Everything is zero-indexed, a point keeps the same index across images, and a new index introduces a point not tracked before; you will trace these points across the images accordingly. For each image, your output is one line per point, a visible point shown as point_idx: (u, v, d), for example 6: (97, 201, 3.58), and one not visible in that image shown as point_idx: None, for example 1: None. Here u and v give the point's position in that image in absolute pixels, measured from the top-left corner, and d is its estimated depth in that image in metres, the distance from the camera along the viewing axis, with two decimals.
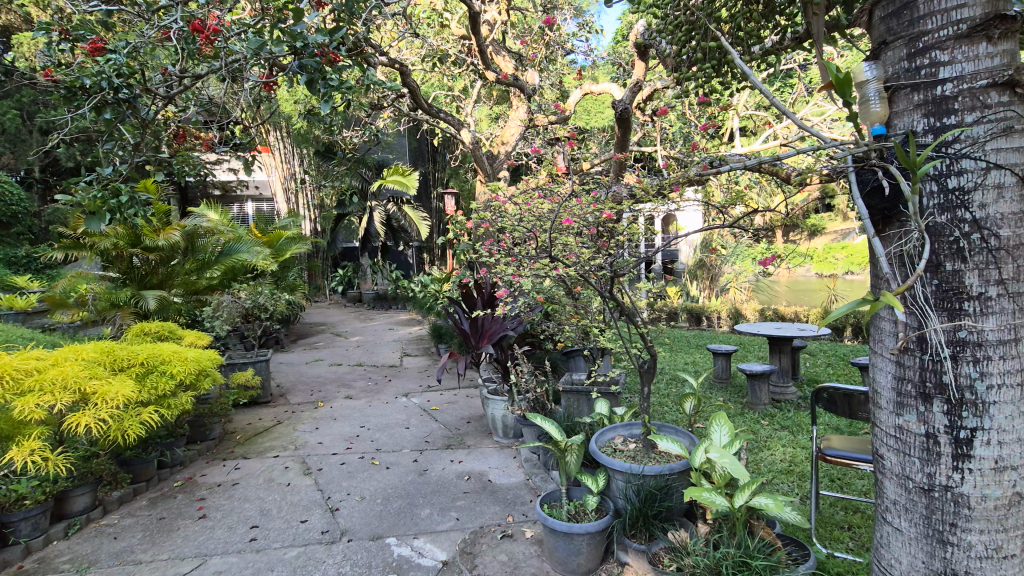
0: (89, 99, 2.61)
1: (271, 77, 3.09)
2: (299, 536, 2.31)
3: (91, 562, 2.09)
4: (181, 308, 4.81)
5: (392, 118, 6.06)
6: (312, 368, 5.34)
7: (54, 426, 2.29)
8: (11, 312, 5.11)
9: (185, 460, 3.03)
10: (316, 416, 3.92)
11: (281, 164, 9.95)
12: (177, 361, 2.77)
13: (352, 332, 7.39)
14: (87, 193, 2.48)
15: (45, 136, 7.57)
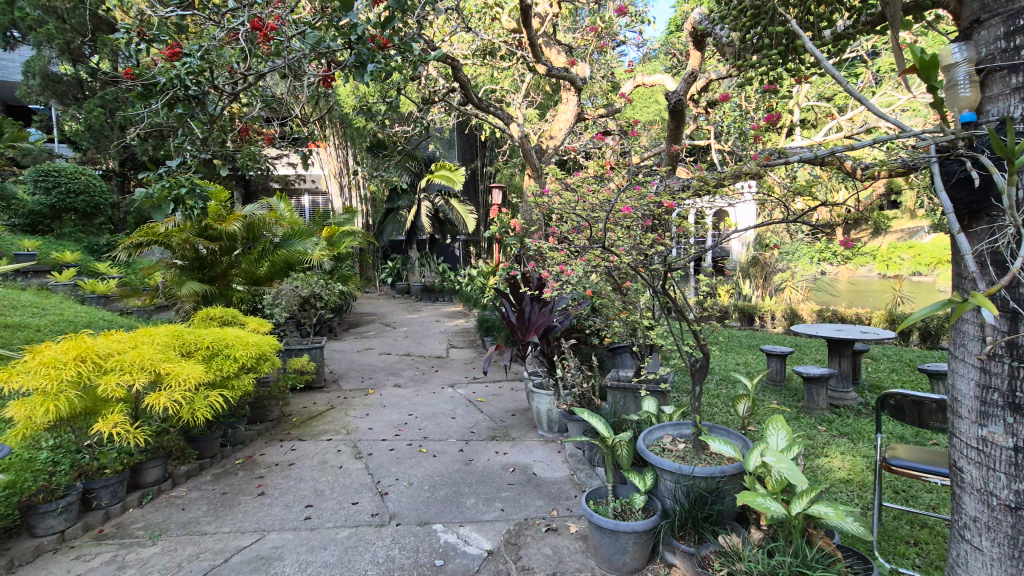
0: (163, 97, 2.76)
1: (328, 73, 3.19)
2: (351, 518, 2.39)
3: (161, 530, 2.24)
4: (243, 295, 5.05)
5: (442, 113, 6.13)
6: (362, 357, 5.50)
7: (132, 403, 2.46)
8: (94, 295, 5.51)
9: (245, 439, 3.19)
10: (367, 403, 4.04)
11: (333, 161, 10.35)
12: (240, 346, 2.92)
13: (400, 323, 7.55)
14: (159, 185, 2.65)
15: (125, 132, 8.10)
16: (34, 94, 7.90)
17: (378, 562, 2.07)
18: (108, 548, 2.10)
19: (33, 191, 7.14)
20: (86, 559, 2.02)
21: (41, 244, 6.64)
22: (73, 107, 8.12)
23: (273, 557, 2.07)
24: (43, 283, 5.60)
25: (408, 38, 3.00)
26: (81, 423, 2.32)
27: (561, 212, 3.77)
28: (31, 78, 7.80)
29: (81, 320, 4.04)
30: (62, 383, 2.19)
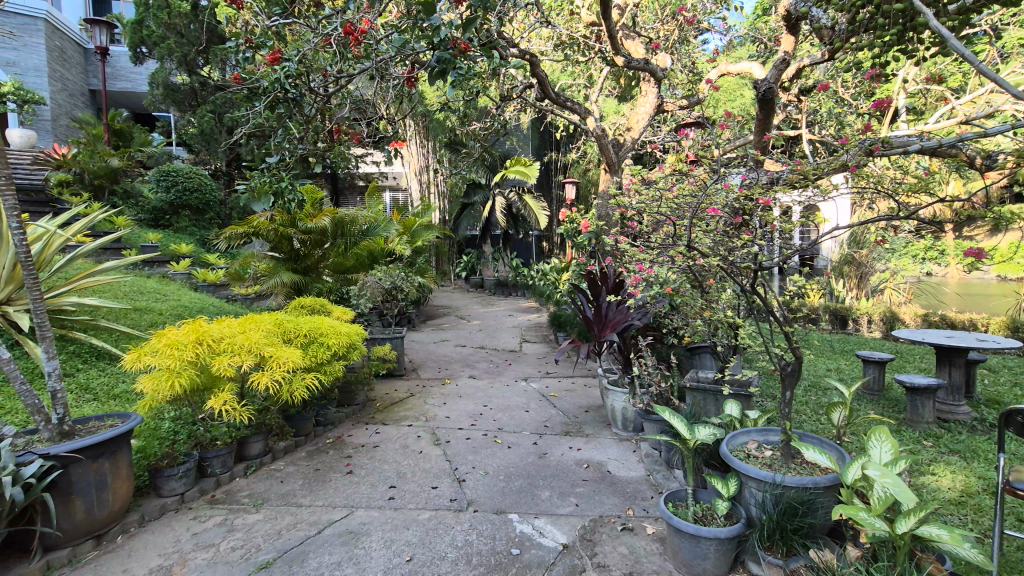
0: (266, 100, 3.00)
1: (412, 73, 3.29)
2: (431, 501, 2.49)
3: (263, 500, 2.44)
4: (331, 285, 5.38)
5: (518, 109, 6.16)
6: (438, 348, 5.68)
7: (240, 382, 2.70)
8: (205, 284, 6.08)
9: (335, 421, 3.40)
10: (444, 392, 4.18)
11: (415, 160, 10.34)
12: (331, 334, 3.12)
13: (474, 316, 7.71)
14: (260, 180, 2.88)
15: (231, 134, 8.88)
16: (158, 103, 8.83)
17: (457, 545, 2.14)
18: (220, 512, 2.33)
19: (156, 190, 7.89)
20: (201, 519, 2.25)
21: (163, 237, 7.41)
22: (189, 113, 8.99)
23: (360, 533, 2.19)
24: (164, 271, 6.25)
25: (489, 34, 3.04)
26: (197, 398, 2.58)
27: (640, 207, 3.69)
28: (155, 88, 8.73)
29: (195, 306, 4.47)
30: (182, 361, 2.44)
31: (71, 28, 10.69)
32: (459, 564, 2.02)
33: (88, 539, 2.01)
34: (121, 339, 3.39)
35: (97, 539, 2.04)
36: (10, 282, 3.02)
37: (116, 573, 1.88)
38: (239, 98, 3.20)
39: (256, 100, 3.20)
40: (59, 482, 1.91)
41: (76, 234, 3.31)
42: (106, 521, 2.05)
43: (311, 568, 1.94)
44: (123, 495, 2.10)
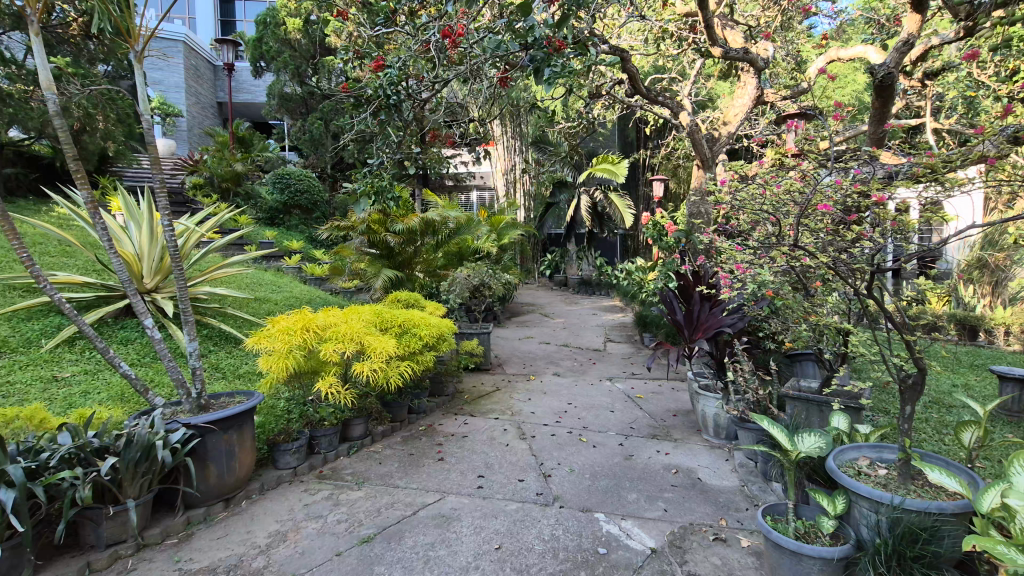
0: (371, 106, 3.22)
1: (506, 74, 3.35)
2: (518, 493, 2.54)
3: (364, 479, 2.62)
4: (424, 280, 5.64)
5: (606, 107, 6.08)
6: (523, 344, 5.77)
7: (343, 368, 2.91)
8: (313, 277, 6.60)
9: (426, 410, 3.57)
10: (529, 388, 4.25)
11: (503, 159, 10.26)
12: (424, 326, 3.28)
13: (557, 314, 7.73)
14: (364, 182, 3.07)
15: (335, 139, 9.55)
16: (274, 112, 9.70)
17: (544, 539, 2.17)
18: (327, 486, 2.53)
19: (272, 191, 8.67)
20: (311, 492, 2.46)
21: (277, 234, 8.14)
22: (299, 120, 9.79)
23: (452, 517, 2.29)
24: (278, 265, 6.88)
25: (583, 32, 3.02)
26: (308, 379, 2.81)
27: (737, 204, 3.50)
28: (272, 99, 9.61)
29: (305, 298, 4.89)
30: (294, 345, 2.66)
31: (204, 47, 12.01)
32: (546, 557, 2.04)
33: (219, 501, 2.26)
34: (244, 325, 3.77)
35: (226, 501, 2.29)
36: (159, 273, 3.46)
37: (243, 533, 2.11)
38: (347, 106, 3.45)
39: (362, 108, 3.42)
40: (198, 449, 2.17)
41: (209, 231, 3.74)
42: (234, 486, 2.30)
43: (407, 546, 2.06)
44: (247, 464, 2.34)
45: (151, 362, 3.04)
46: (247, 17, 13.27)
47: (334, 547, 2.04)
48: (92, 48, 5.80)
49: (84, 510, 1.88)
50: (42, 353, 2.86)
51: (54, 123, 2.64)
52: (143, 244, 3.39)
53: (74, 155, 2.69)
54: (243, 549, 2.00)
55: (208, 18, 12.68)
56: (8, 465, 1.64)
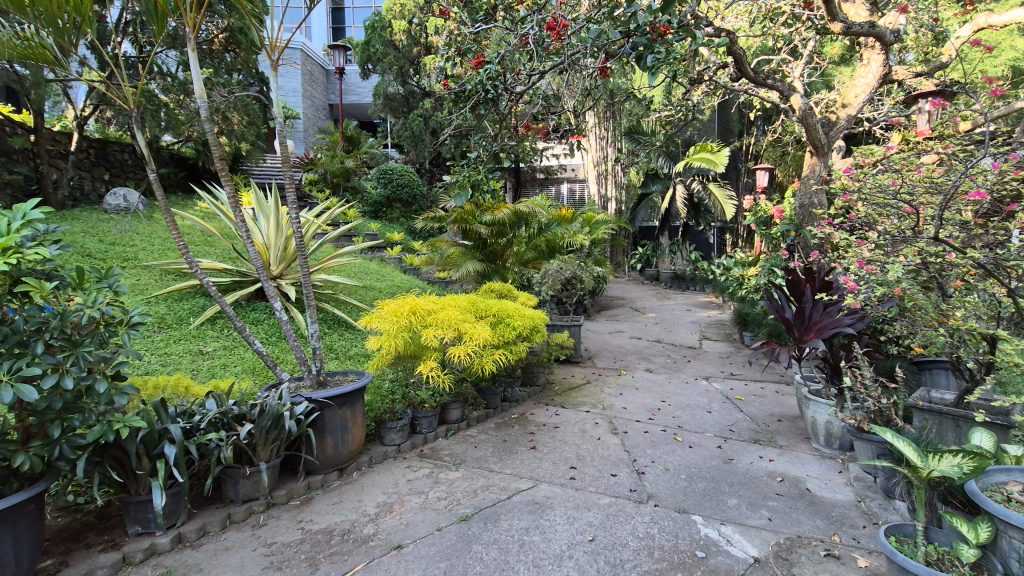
0: (470, 102, 3.29)
1: (605, 63, 3.27)
2: (611, 488, 2.52)
3: (461, 460, 2.74)
4: (516, 272, 5.73)
5: (707, 93, 5.77)
6: (614, 339, 5.68)
7: (441, 353, 3.03)
8: (412, 268, 6.96)
9: (518, 398, 3.65)
10: (620, 382, 4.19)
11: (595, 149, 10.01)
12: (517, 317, 3.34)
13: (649, 309, 7.51)
14: (462, 176, 3.16)
15: (433, 135, 9.93)
16: (378, 111, 10.29)
17: (639, 536, 2.13)
18: (427, 465, 2.67)
19: (376, 186, 9.21)
20: (414, 469, 2.62)
21: (380, 226, 8.63)
22: (401, 119, 10.29)
23: (545, 505, 2.33)
24: (381, 256, 7.32)
25: (687, 15, 2.87)
26: (410, 363, 2.97)
27: (860, 194, 3.17)
28: (377, 99, 10.17)
29: (405, 286, 5.17)
30: (400, 329, 2.81)
31: (317, 54, 12.99)
32: (641, 555, 2.01)
33: (334, 471, 2.47)
34: (354, 310, 4.06)
35: (340, 471, 2.50)
36: (283, 260, 3.83)
37: (354, 501, 2.29)
38: (446, 103, 3.55)
39: (461, 104, 3.51)
40: (317, 422, 2.39)
41: (325, 223, 4.06)
42: (347, 457, 2.50)
43: (503, 529, 2.12)
44: (358, 439, 2.53)
45: (277, 341, 3.37)
46: (355, 24, 14.12)
47: (435, 522, 2.15)
48: (228, 60, 6.47)
49: (226, 468, 2.14)
50: (191, 330, 3.29)
51: (205, 127, 3.07)
52: (271, 235, 3.76)
53: (215, 156, 3.04)
54: (355, 516, 2.17)
55: (321, 26, 13.69)
56: (170, 424, 1.90)
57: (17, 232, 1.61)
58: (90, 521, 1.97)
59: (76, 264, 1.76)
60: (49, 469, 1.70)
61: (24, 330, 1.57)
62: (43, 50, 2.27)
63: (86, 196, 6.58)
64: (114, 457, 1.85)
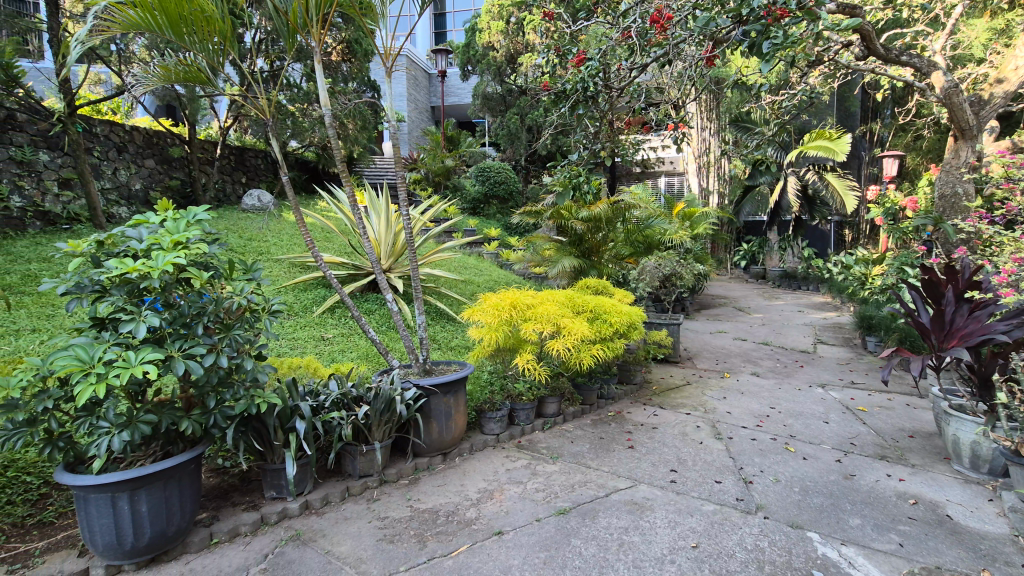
0: (569, 100, 3.28)
1: (714, 53, 3.10)
2: (715, 494, 2.41)
3: (558, 454, 2.76)
4: (612, 268, 5.64)
5: (828, 74, 5.27)
6: (715, 339, 5.41)
7: (539, 347, 3.05)
8: (508, 263, 7.11)
9: (615, 396, 3.61)
10: (723, 385, 3.99)
11: (696, 141, 9.56)
12: (615, 313, 3.27)
13: (755, 309, 7.06)
14: (562, 175, 3.17)
15: (531, 132, 10.04)
16: (477, 111, 10.59)
17: (747, 547, 2.01)
18: (525, 456, 2.73)
19: (474, 184, 9.52)
20: (512, 459, 2.68)
21: (478, 222, 8.90)
22: (499, 117, 10.52)
23: (645, 506, 2.28)
24: (479, 251, 7.56)
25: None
26: (509, 355, 3.04)
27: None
28: (476, 99, 10.48)
29: (502, 281, 5.29)
30: (500, 322, 2.89)
31: (421, 59, 13.65)
32: (750, 567, 1.89)
33: (438, 455, 2.60)
34: (455, 303, 4.23)
35: (444, 455, 2.62)
36: (392, 254, 4.08)
37: (457, 485, 2.39)
38: (546, 102, 3.56)
39: (561, 102, 3.50)
40: (424, 407, 2.52)
41: (429, 220, 4.26)
42: (450, 443, 2.62)
43: (602, 526, 2.11)
44: (460, 425, 2.64)
45: (387, 330, 3.61)
46: (456, 27, 14.56)
47: (534, 513, 2.19)
48: (343, 70, 7.01)
49: (346, 445, 2.33)
50: (314, 317, 3.63)
51: (329, 134, 3.46)
52: (382, 230, 4.03)
53: (337, 158, 3.34)
54: (458, 499, 2.28)
55: (426, 32, 14.35)
56: (300, 402, 2.11)
57: (187, 230, 1.87)
58: (235, 483, 2.25)
59: (228, 256, 2.01)
60: (205, 436, 1.95)
61: (189, 313, 1.82)
62: (197, 73, 2.57)
63: (228, 197, 7.46)
64: (255, 430, 2.08)
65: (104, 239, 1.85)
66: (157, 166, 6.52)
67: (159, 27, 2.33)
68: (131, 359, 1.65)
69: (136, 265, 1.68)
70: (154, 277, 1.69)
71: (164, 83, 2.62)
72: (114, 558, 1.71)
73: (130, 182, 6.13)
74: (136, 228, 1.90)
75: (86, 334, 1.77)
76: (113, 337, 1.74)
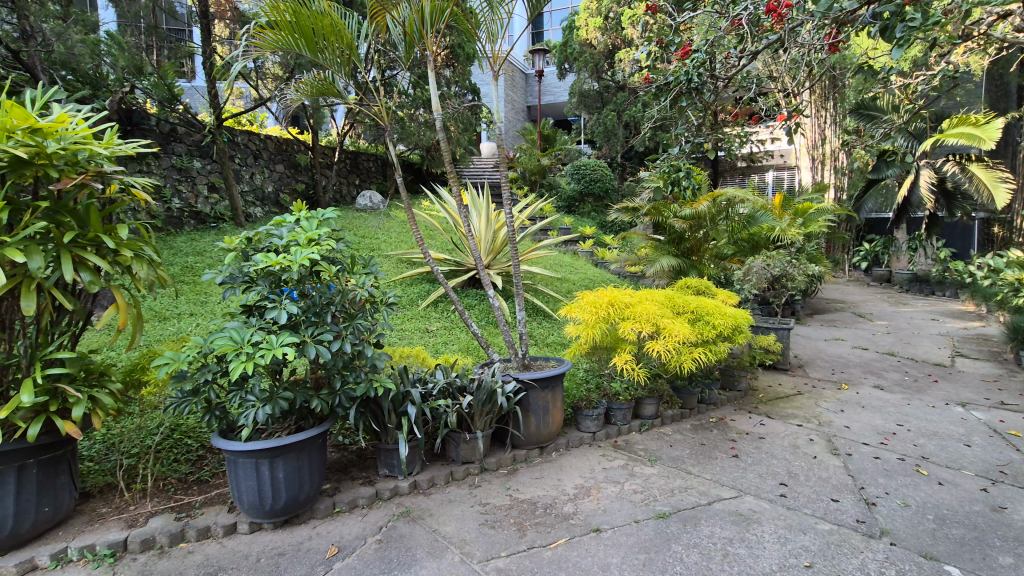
0: (672, 93, 3.16)
1: (838, 37, 2.83)
2: (831, 514, 2.23)
3: (656, 457, 2.71)
4: (713, 268, 5.38)
5: (979, 50, 4.62)
6: (831, 347, 4.98)
7: (637, 347, 2.99)
8: (603, 261, 7.05)
9: (717, 402, 3.46)
10: (840, 397, 3.67)
11: (811, 132, 8.85)
12: (718, 315, 3.12)
13: (878, 316, 6.38)
14: (662, 170, 3.05)
15: (629, 128, 9.86)
16: (573, 109, 10.56)
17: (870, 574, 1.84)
18: (622, 456, 2.70)
19: (570, 182, 9.54)
20: (609, 458, 2.67)
21: (573, 221, 8.92)
22: (595, 114, 10.41)
23: (752, 519, 2.16)
24: (574, 250, 7.57)
25: None
26: (607, 354, 3.02)
27: None
28: (572, 97, 10.46)
29: (597, 280, 5.25)
30: (598, 319, 2.87)
31: (519, 59, 13.88)
32: None
33: (535, 448, 2.66)
34: (551, 300, 4.29)
35: (541, 449, 2.67)
36: (492, 251, 4.20)
37: (554, 479, 2.43)
38: (647, 96, 3.46)
39: (663, 96, 3.38)
40: (523, 400, 2.59)
41: (527, 218, 4.34)
42: (547, 437, 2.66)
43: (704, 534, 2.04)
44: (557, 421, 2.68)
45: (487, 324, 3.75)
46: (554, 26, 14.61)
47: (632, 514, 2.17)
48: (447, 75, 7.33)
49: (450, 432, 2.46)
50: (420, 310, 3.85)
51: (438, 137, 3.69)
52: (482, 228, 4.18)
53: (444, 160, 3.51)
54: (555, 493, 2.31)
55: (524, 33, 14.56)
56: (411, 388, 2.26)
57: (318, 228, 2.07)
58: (353, 459, 2.46)
59: (351, 252, 2.19)
60: (330, 414, 2.15)
61: (319, 303, 2.02)
62: (330, 85, 2.85)
63: (343, 198, 8.11)
64: (372, 412, 2.26)
65: (253, 236, 2.10)
66: (286, 170, 7.25)
67: (297, 45, 2.61)
68: (274, 342, 1.87)
69: (279, 259, 1.89)
70: (292, 269, 1.89)
71: (304, 97, 2.93)
72: (257, 517, 1.94)
73: (263, 185, 6.86)
74: (277, 226, 2.13)
75: (237, 319, 2.03)
76: (259, 322, 1.98)
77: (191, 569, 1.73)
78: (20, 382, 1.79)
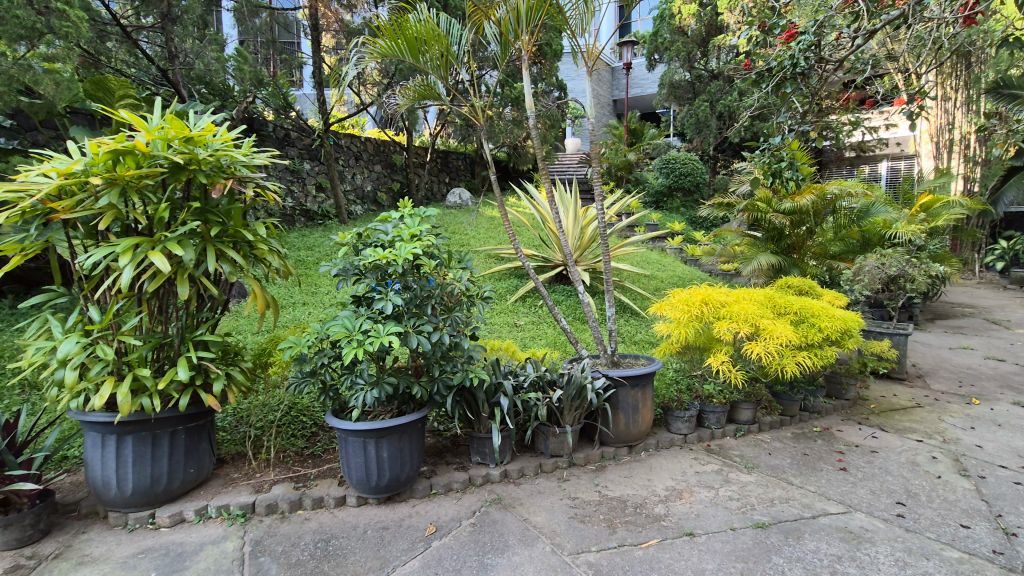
0: (774, 79, 2.96)
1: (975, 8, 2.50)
2: (960, 540, 2.01)
3: (753, 464, 2.58)
4: (817, 266, 5.00)
5: None
6: (957, 357, 4.45)
7: (733, 348, 2.86)
8: (693, 259, 6.79)
9: (821, 410, 3.22)
10: (970, 412, 3.28)
11: (936, 116, 7.93)
12: (826, 317, 2.91)
13: (1017, 323, 5.60)
14: (762, 161, 2.88)
15: (723, 118, 9.38)
16: (662, 101, 10.22)
17: None
18: (716, 461, 2.60)
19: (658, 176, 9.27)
20: (701, 462, 2.58)
21: (660, 217, 8.67)
22: (685, 105, 10.00)
23: (863, 537, 2.00)
24: (662, 246, 7.36)
25: None
26: (700, 354, 2.92)
27: None
28: (662, 88, 10.11)
29: (687, 278, 5.08)
30: (691, 318, 2.77)
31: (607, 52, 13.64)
32: None
33: (624, 446, 2.63)
34: (639, 298, 4.20)
35: (630, 447, 2.64)
36: (580, 247, 4.19)
37: (644, 479, 2.39)
38: (745, 84, 3.26)
39: (763, 83, 3.18)
40: (613, 398, 2.57)
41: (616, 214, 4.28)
42: (637, 436, 2.63)
43: (808, 549, 1.92)
44: (647, 420, 2.63)
45: (574, 321, 3.76)
46: (643, 15, 14.16)
47: (728, 521, 2.09)
48: (535, 72, 7.38)
49: (540, 425, 2.50)
50: (508, 305, 3.94)
51: (529, 135, 3.73)
52: (570, 223, 4.18)
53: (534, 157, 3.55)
54: (645, 493, 2.28)
55: None
56: (503, 380, 2.32)
57: (420, 225, 2.18)
58: (448, 445, 2.58)
59: (449, 248, 2.29)
60: (428, 401, 2.27)
61: (420, 296, 2.13)
62: (429, 88, 2.96)
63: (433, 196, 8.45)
64: (466, 401, 2.35)
65: (363, 232, 2.25)
66: (382, 170, 7.70)
67: (400, 50, 2.74)
68: (381, 330, 2.00)
69: (386, 253, 2.02)
70: (398, 263, 2.02)
71: (405, 100, 3.08)
72: (364, 491, 2.10)
73: (362, 184, 7.31)
74: (383, 222, 2.27)
75: (348, 308, 2.19)
76: (367, 311, 2.13)
77: (308, 535, 1.91)
78: (173, 360, 2.05)
